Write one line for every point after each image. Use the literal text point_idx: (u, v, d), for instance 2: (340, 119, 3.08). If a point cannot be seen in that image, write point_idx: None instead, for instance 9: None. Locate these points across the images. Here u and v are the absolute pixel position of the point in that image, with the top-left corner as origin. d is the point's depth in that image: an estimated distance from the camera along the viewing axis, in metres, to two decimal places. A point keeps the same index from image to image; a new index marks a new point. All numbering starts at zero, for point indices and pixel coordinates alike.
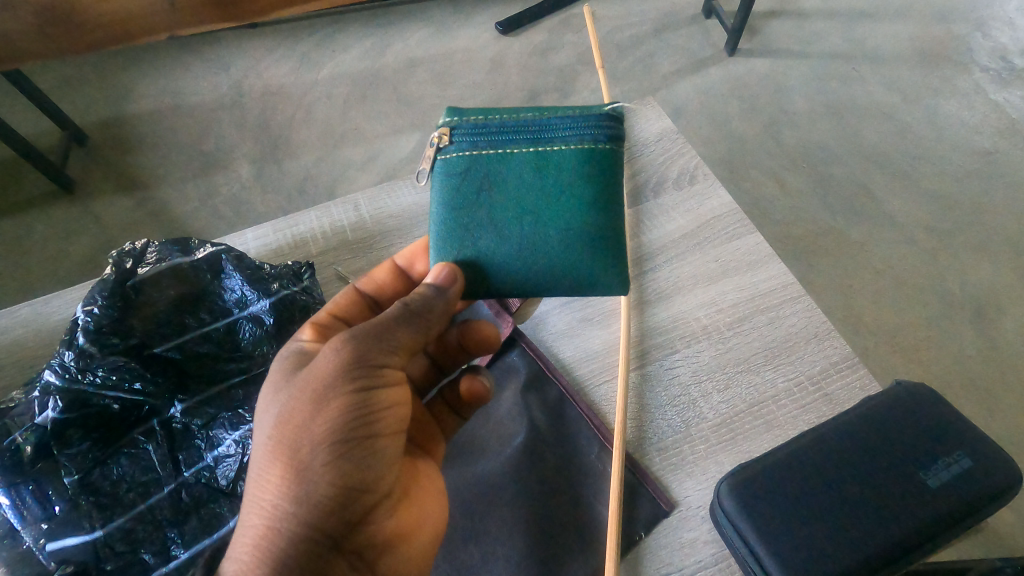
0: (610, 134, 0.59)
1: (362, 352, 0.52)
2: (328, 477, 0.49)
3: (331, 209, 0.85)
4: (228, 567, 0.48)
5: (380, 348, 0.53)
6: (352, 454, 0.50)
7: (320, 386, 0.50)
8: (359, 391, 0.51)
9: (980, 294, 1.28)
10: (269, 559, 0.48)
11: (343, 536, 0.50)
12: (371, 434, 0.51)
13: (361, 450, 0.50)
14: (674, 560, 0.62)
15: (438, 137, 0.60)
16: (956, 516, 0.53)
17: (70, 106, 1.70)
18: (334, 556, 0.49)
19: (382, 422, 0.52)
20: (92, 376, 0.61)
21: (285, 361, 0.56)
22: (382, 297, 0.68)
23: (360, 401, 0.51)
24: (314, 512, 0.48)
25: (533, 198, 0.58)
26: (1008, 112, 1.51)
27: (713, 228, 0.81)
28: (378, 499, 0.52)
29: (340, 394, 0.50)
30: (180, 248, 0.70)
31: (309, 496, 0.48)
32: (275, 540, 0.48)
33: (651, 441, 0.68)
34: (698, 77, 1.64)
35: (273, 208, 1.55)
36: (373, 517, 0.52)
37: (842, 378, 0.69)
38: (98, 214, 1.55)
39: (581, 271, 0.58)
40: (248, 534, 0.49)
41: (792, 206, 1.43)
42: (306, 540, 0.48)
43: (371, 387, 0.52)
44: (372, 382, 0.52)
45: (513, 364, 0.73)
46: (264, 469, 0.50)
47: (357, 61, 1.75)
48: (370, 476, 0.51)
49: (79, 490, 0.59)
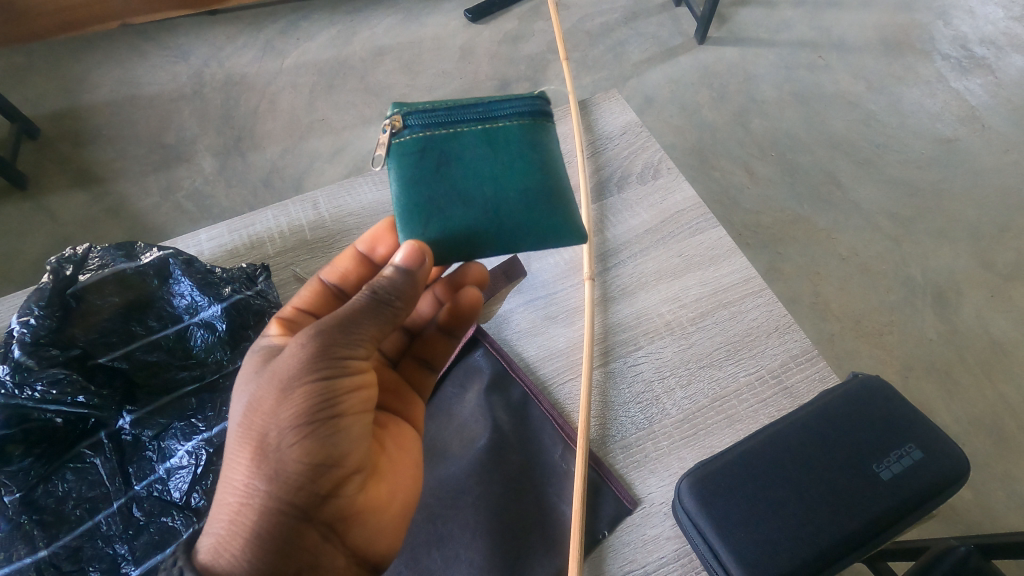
0: (542, 110, 0.62)
1: (330, 341, 0.50)
2: (296, 453, 0.47)
3: (289, 207, 0.83)
4: (204, 542, 0.45)
5: (349, 333, 0.51)
6: (320, 432, 0.48)
7: (288, 372, 0.48)
8: (327, 373, 0.49)
9: (940, 279, 1.31)
10: (244, 534, 0.45)
11: (316, 510, 0.48)
12: (338, 413, 0.49)
13: (329, 428, 0.48)
14: (637, 558, 0.62)
15: (391, 123, 0.58)
16: (906, 507, 0.54)
17: (20, 99, 1.62)
18: (308, 529, 0.47)
19: (351, 401, 0.50)
20: (30, 391, 0.58)
21: (259, 357, 0.54)
22: (347, 285, 0.66)
23: (327, 381, 0.49)
24: (284, 486, 0.46)
25: (490, 168, 0.58)
26: (968, 100, 1.54)
27: (678, 223, 0.81)
28: (348, 475, 0.50)
29: (308, 377, 0.48)
30: (124, 252, 0.67)
31: (279, 472, 0.46)
32: (244, 518, 0.46)
33: (615, 439, 0.68)
34: (669, 66, 1.64)
35: (238, 201, 1.51)
36: (346, 493, 0.50)
37: (802, 371, 0.70)
38: (52, 210, 1.48)
39: (547, 226, 0.58)
40: (221, 513, 0.46)
41: (760, 195, 1.44)
42: (277, 517, 0.46)
43: (338, 368, 0.50)
44: (340, 363, 0.50)
45: (476, 364, 0.71)
46: (235, 452, 0.48)
47: (323, 50, 1.71)
48: (338, 453, 0.49)
49: (21, 509, 0.57)
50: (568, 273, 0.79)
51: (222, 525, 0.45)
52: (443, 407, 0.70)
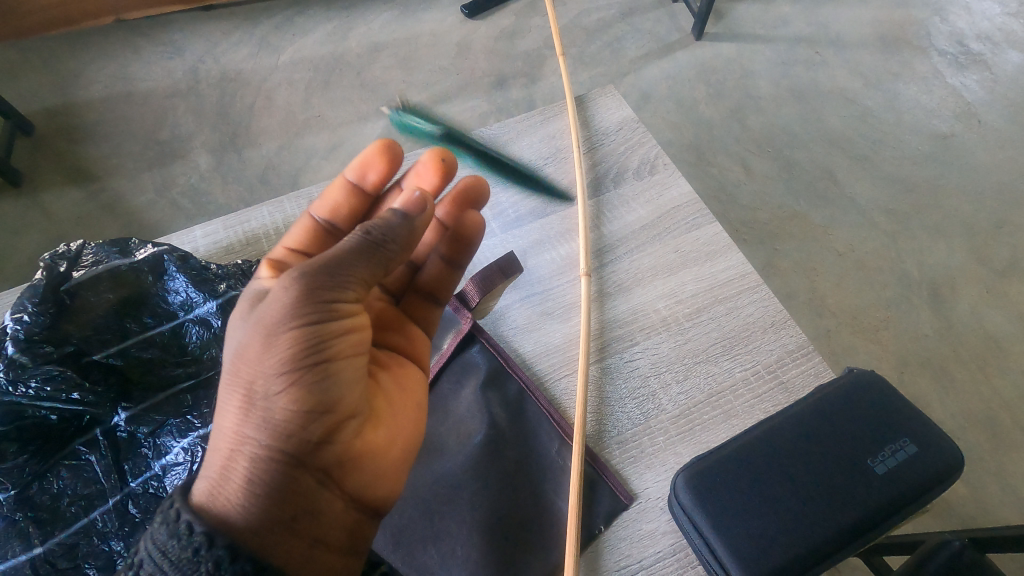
0: None
1: (315, 284, 0.47)
2: (285, 400, 0.45)
3: (285, 203, 0.83)
4: (200, 484, 0.45)
5: (336, 274, 0.48)
6: (310, 377, 0.46)
7: (274, 315, 0.46)
8: (317, 316, 0.46)
9: (936, 274, 1.32)
10: (237, 479, 0.44)
11: (311, 455, 0.46)
12: (329, 358, 0.47)
13: (319, 373, 0.46)
14: (633, 552, 0.62)
15: None
16: (900, 501, 0.54)
17: (14, 95, 1.61)
18: (303, 474, 0.46)
19: (341, 344, 0.48)
20: (25, 388, 0.59)
21: (252, 300, 0.52)
22: (339, 220, 0.66)
23: (315, 326, 0.46)
24: (276, 431, 0.45)
25: None
26: (965, 96, 1.54)
27: (674, 219, 0.81)
28: (343, 420, 0.48)
29: (294, 322, 0.46)
30: (119, 248, 0.66)
31: (270, 417, 0.45)
32: (237, 462, 0.45)
33: (611, 435, 0.68)
34: (666, 62, 1.64)
35: (235, 198, 1.50)
36: (343, 439, 0.48)
37: (798, 366, 0.70)
38: (47, 207, 1.48)
39: None
40: (216, 456, 0.46)
41: (757, 191, 1.44)
42: (271, 462, 0.45)
43: (327, 311, 0.47)
44: (328, 307, 0.47)
45: (473, 360, 0.71)
46: (229, 395, 0.47)
47: (319, 46, 1.70)
48: (331, 398, 0.47)
49: (16, 507, 0.58)
50: (564, 269, 0.79)
51: (217, 467, 0.45)
52: (440, 403, 0.70)
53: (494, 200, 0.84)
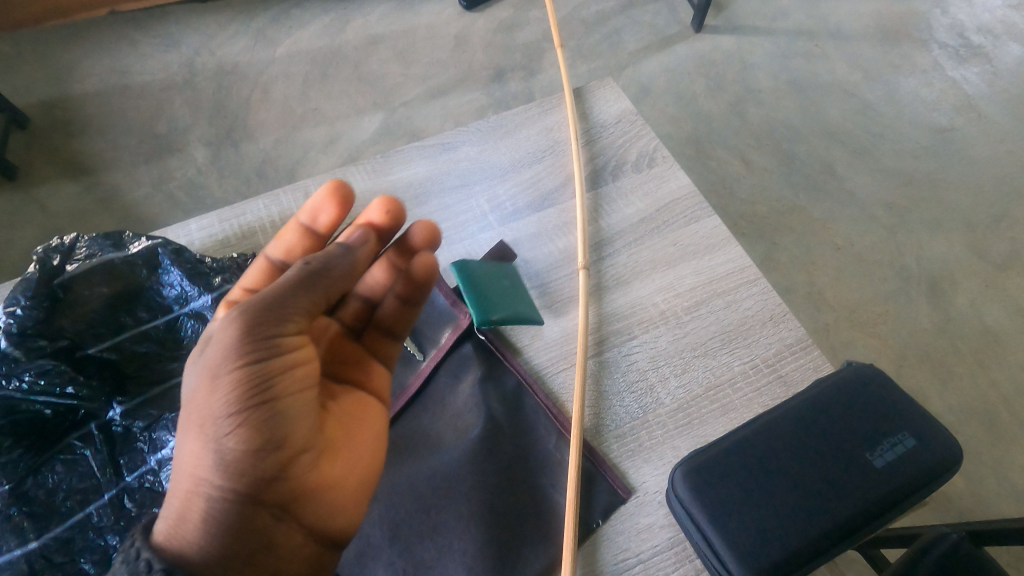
0: None
1: (256, 322, 0.45)
2: (233, 440, 0.44)
3: (280, 196, 0.82)
4: (158, 525, 0.44)
5: (278, 310, 0.46)
6: (256, 416, 0.44)
7: (218, 354, 0.45)
8: (258, 354, 0.45)
9: (935, 268, 1.31)
10: (192, 520, 0.43)
11: (265, 492, 0.45)
12: (275, 395, 0.45)
13: (265, 411, 0.45)
14: (631, 546, 0.62)
15: None
16: (898, 494, 0.54)
17: (9, 89, 1.60)
18: (258, 511, 0.45)
19: (287, 380, 0.46)
20: (19, 382, 0.59)
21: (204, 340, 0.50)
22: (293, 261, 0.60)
23: (259, 363, 0.45)
24: (227, 470, 0.44)
25: None
26: (964, 89, 1.53)
27: (672, 212, 0.81)
28: (295, 455, 0.47)
29: (237, 360, 0.44)
30: (112, 242, 0.65)
31: (219, 457, 0.44)
32: (192, 502, 0.44)
33: (609, 429, 0.68)
34: (665, 54, 1.63)
35: (232, 192, 1.49)
36: (297, 473, 0.47)
37: (796, 360, 0.70)
38: (42, 201, 1.46)
39: None
40: (172, 497, 0.45)
41: (756, 184, 1.43)
42: (224, 502, 0.44)
43: (270, 348, 0.45)
44: (271, 343, 0.46)
45: (470, 355, 0.70)
46: (183, 434, 0.46)
47: (315, 39, 1.69)
48: (280, 434, 0.45)
49: (11, 502, 0.57)
50: (562, 262, 0.78)
51: (172, 510, 0.44)
52: (437, 397, 0.69)
53: (492, 194, 0.83)
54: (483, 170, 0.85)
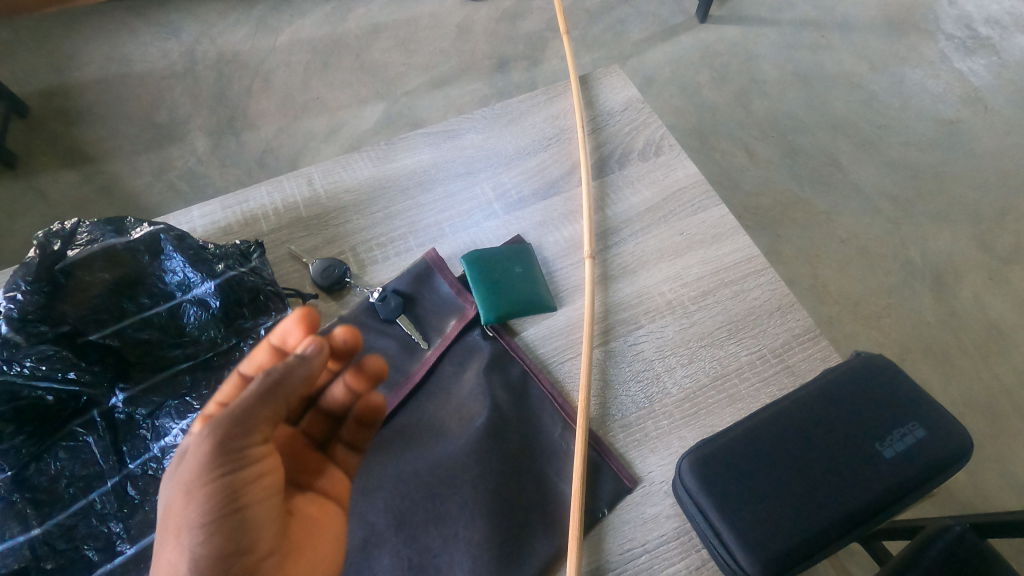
0: None
1: (225, 435, 0.43)
2: (199, 551, 0.41)
3: (283, 183, 0.81)
4: None
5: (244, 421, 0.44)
6: (224, 525, 0.42)
7: (191, 467, 0.43)
8: (225, 467, 0.43)
9: (940, 262, 1.30)
10: None
11: None
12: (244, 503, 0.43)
13: (233, 520, 0.42)
14: (637, 535, 0.62)
15: None
16: (908, 484, 0.54)
17: (8, 76, 1.58)
18: None
19: (256, 488, 0.44)
20: (19, 367, 0.58)
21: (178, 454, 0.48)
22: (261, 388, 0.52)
23: (229, 475, 0.43)
24: None
25: None
26: (971, 81, 1.52)
27: (679, 201, 0.80)
28: (263, 560, 0.44)
29: (208, 473, 0.43)
30: (114, 227, 0.65)
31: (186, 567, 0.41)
32: None
33: (615, 418, 0.67)
34: (669, 45, 1.61)
35: (232, 181, 1.48)
36: None
37: (804, 350, 0.70)
38: (42, 190, 1.45)
39: None
40: None
41: (760, 176, 1.42)
42: None
43: (235, 461, 0.44)
44: (238, 454, 0.44)
45: (475, 344, 0.70)
46: (160, 543, 0.44)
47: (316, 27, 1.67)
48: (247, 542, 0.43)
49: (13, 488, 0.57)
50: (568, 251, 0.78)
51: None
52: (442, 386, 0.69)
53: (497, 182, 0.82)
54: (488, 158, 0.84)
